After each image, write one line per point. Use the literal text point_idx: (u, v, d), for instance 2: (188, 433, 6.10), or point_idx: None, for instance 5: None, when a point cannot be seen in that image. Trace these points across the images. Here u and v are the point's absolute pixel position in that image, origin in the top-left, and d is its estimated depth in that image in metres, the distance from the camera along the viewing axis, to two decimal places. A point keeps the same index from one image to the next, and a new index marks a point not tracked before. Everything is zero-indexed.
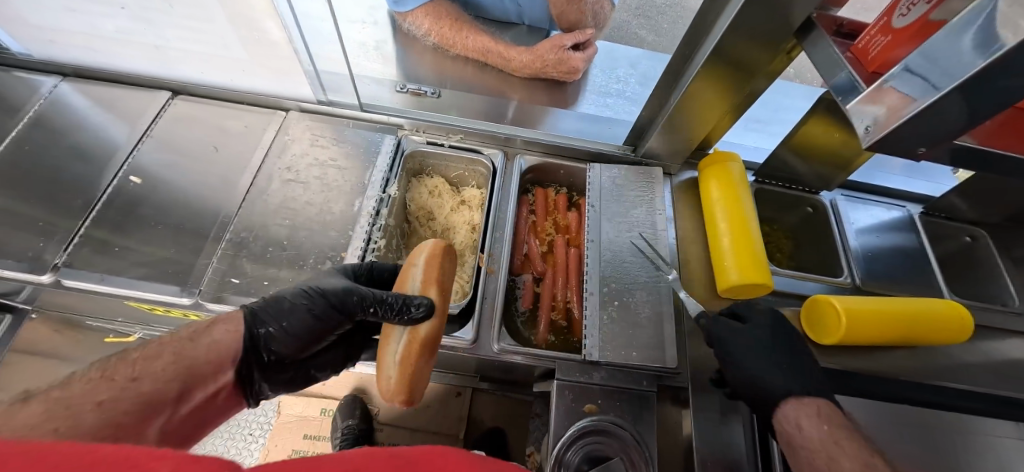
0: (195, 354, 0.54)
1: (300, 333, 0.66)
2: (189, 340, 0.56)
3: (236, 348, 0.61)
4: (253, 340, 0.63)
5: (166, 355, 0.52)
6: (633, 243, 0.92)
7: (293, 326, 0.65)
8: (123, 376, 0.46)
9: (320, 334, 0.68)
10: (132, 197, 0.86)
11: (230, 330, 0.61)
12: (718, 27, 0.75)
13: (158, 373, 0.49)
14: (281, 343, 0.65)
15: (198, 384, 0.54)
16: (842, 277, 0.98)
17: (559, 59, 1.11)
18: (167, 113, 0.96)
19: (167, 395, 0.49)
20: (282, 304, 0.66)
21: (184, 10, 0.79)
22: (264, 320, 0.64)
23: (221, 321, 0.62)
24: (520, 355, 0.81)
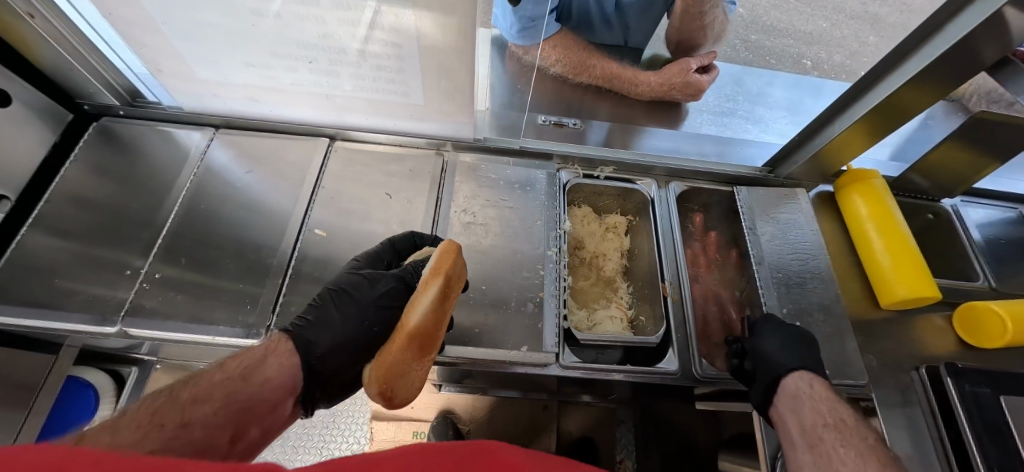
0: (242, 396, 0.58)
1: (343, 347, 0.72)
2: (242, 378, 0.60)
3: (286, 382, 0.65)
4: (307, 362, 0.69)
5: (217, 397, 0.56)
6: (799, 262, 0.96)
7: (336, 347, 0.71)
8: (172, 425, 0.50)
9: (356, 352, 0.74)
10: (322, 250, 0.86)
11: (282, 360, 0.67)
12: (902, 68, 0.79)
13: (205, 419, 0.53)
14: (331, 362, 0.71)
15: (253, 420, 0.60)
16: (978, 281, 1.06)
17: (687, 82, 1.14)
18: (330, 161, 0.96)
19: (217, 438, 0.54)
20: (327, 320, 0.73)
21: (372, 63, 0.80)
22: (310, 338, 0.71)
23: (272, 353, 0.67)
24: (720, 382, 0.85)
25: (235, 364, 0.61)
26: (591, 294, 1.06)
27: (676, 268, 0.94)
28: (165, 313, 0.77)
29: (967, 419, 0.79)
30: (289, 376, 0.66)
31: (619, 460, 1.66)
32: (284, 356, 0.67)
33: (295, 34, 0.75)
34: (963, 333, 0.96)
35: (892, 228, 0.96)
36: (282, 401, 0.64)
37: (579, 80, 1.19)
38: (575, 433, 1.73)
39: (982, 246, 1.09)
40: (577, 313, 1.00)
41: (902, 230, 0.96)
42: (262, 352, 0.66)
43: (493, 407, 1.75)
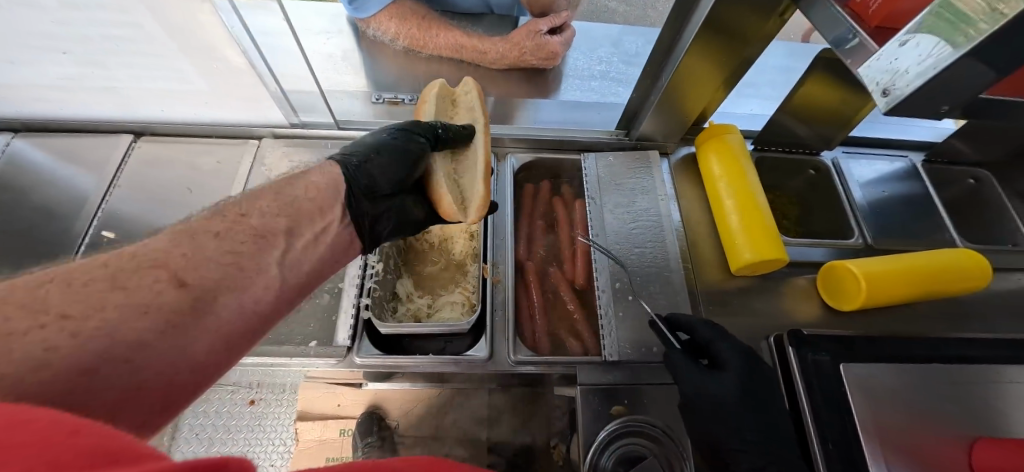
0: (297, 199, 0.58)
1: (388, 164, 0.68)
2: (288, 182, 0.59)
3: (332, 194, 0.61)
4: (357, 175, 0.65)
5: (267, 197, 0.56)
6: (640, 231, 0.88)
7: (386, 170, 0.67)
8: (233, 213, 0.52)
9: (405, 173, 0.70)
10: (112, 252, 0.81)
11: (325, 172, 0.63)
12: (702, 5, 0.70)
13: (263, 209, 0.54)
14: (378, 176, 0.67)
15: (306, 219, 0.57)
16: (854, 239, 0.97)
17: (537, 44, 1.05)
18: (133, 157, 0.91)
19: (273, 228, 0.53)
20: (368, 146, 0.69)
21: (133, 49, 0.74)
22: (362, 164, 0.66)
23: (319, 171, 0.63)
24: (538, 366, 0.78)
25: (276, 180, 0.60)
26: (441, 280, 0.98)
27: (504, 247, 0.89)
28: None
29: (804, 391, 0.72)
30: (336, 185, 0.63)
31: (553, 445, 1.40)
32: (332, 167, 0.64)
33: (31, 22, 0.69)
34: (826, 299, 0.88)
35: (742, 190, 0.87)
36: (334, 205, 0.61)
37: (428, 52, 1.12)
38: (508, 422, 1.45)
39: (863, 203, 1.00)
40: (414, 301, 0.93)
41: (748, 184, 0.88)
42: (307, 170, 0.63)
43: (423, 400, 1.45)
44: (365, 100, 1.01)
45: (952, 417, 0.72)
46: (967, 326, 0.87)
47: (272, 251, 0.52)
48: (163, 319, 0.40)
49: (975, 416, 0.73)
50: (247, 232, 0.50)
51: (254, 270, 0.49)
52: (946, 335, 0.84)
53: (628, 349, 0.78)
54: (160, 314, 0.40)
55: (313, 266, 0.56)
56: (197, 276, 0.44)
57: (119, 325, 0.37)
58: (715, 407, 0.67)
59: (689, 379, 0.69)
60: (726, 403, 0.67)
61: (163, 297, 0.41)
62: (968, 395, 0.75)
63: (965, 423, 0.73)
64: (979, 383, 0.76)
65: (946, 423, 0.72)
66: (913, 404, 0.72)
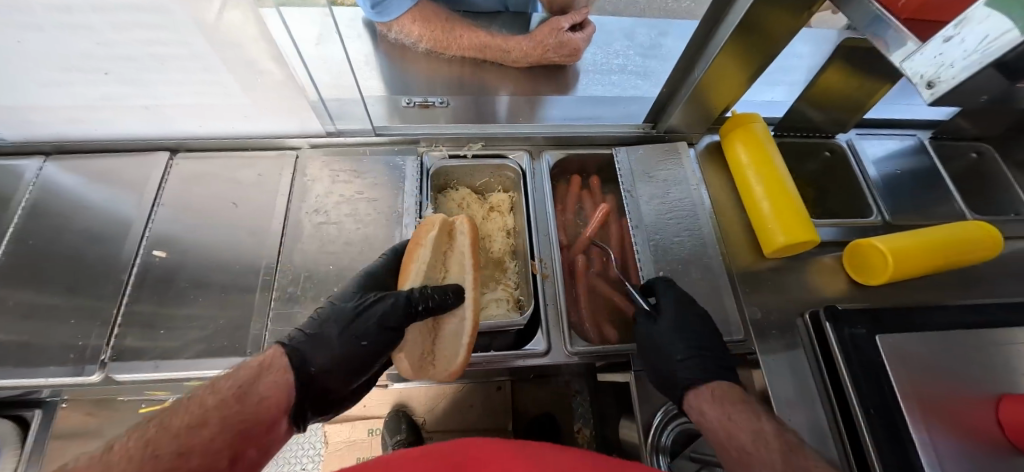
0: (247, 417, 0.49)
1: (342, 359, 0.64)
2: (239, 400, 0.50)
3: (284, 400, 0.56)
4: (303, 382, 0.60)
5: (213, 421, 0.46)
6: (678, 222, 0.92)
7: (336, 365, 0.63)
8: (171, 452, 0.42)
9: (363, 364, 0.66)
10: (165, 270, 0.82)
11: (275, 381, 0.56)
12: (738, 5, 0.72)
13: (207, 445, 0.44)
14: (330, 378, 0.63)
15: (254, 440, 0.50)
16: (872, 216, 1.02)
17: (560, 42, 1.07)
18: (172, 174, 0.91)
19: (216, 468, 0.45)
20: (327, 339, 0.64)
21: (176, 67, 0.74)
22: (307, 355, 0.62)
23: (265, 372, 0.57)
24: (594, 355, 0.82)
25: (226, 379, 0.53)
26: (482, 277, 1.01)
27: (548, 242, 0.92)
28: None
29: (845, 363, 0.77)
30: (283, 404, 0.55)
31: (577, 431, 1.46)
32: (281, 370, 0.58)
33: (74, 45, 0.68)
34: (854, 274, 0.93)
35: (770, 177, 0.91)
36: (280, 421, 0.55)
37: (451, 54, 1.13)
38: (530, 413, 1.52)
39: (878, 182, 1.06)
40: None
41: (775, 170, 0.92)
42: (252, 371, 0.56)
43: (444, 397, 1.53)
44: (395, 105, 1.02)
45: (977, 377, 0.79)
46: (980, 291, 0.94)
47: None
48: None
49: (997, 374, 0.80)
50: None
51: None
52: (964, 302, 0.91)
53: None
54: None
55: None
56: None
57: None
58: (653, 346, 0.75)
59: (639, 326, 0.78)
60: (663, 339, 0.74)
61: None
62: (990, 356, 0.82)
63: (989, 382, 0.79)
64: (998, 345, 0.83)
65: (973, 382, 0.78)
66: (945, 368, 0.78)
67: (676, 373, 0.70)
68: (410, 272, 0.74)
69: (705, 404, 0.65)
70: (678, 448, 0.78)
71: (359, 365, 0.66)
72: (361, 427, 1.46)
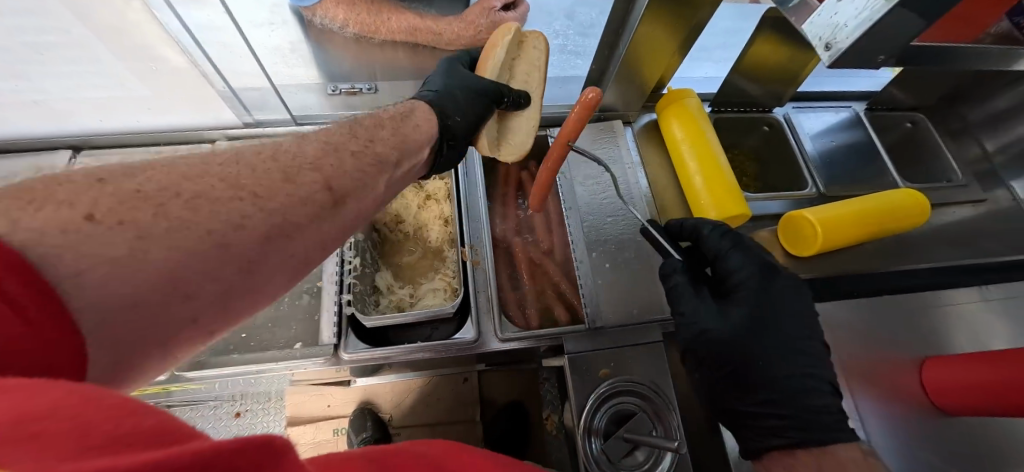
0: (407, 134, 0.63)
1: (471, 117, 0.72)
2: (399, 120, 0.64)
3: (434, 130, 0.68)
4: (445, 127, 0.69)
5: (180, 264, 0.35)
6: (610, 203, 0.91)
7: (466, 121, 0.72)
8: (362, 138, 0.57)
9: (480, 124, 0.74)
10: None
11: (428, 117, 0.68)
12: None
13: (386, 140, 0.58)
14: (460, 125, 0.71)
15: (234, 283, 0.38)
16: (808, 189, 1.02)
17: (492, 22, 1.04)
18: (75, 170, 0.79)
19: (389, 158, 0.58)
20: (454, 95, 0.73)
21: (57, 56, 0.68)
22: (444, 103, 0.71)
23: (416, 108, 0.69)
24: (526, 341, 0.80)
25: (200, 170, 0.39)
26: (420, 268, 0.99)
27: (480, 228, 0.89)
28: None
29: None
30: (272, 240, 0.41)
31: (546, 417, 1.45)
32: (426, 112, 0.69)
33: None
34: (788, 247, 0.93)
35: (704, 154, 0.90)
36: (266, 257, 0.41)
37: (381, 38, 1.08)
38: (499, 402, 1.49)
39: (814, 155, 1.06)
40: (396, 292, 0.93)
41: (709, 145, 0.91)
42: (404, 107, 0.68)
43: (410, 392, 1.44)
44: (321, 92, 0.97)
45: (900, 341, 0.80)
46: (912, 258, 0.95)
47: (385, 177, 0.56)
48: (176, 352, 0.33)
49: (920, 338, 0.81)
50: (373, 158, 0.55)
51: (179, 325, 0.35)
52: (893, 269, 0.92)
53: (608, 313, 0.82)
54: (309, 215, 0.44)
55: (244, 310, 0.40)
56: (340, 184, 0.49)
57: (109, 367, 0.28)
58: (725, 345, 0.66)
59: (703, 312, 0.68)
60: (736, 340, 0.65)
61: (312, 201, 0.45)
62: (914, 320, 0.83)
63: (912, 346, 0.81)
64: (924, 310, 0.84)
65: (898, 348, 0.80)
66: (868, 335, 0.80)
67: (741, 406, 0.65)
68: (489, 63, 0.81)
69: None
70: (613, 430, 0.77)
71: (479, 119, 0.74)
72: (325, 428, 1.35)
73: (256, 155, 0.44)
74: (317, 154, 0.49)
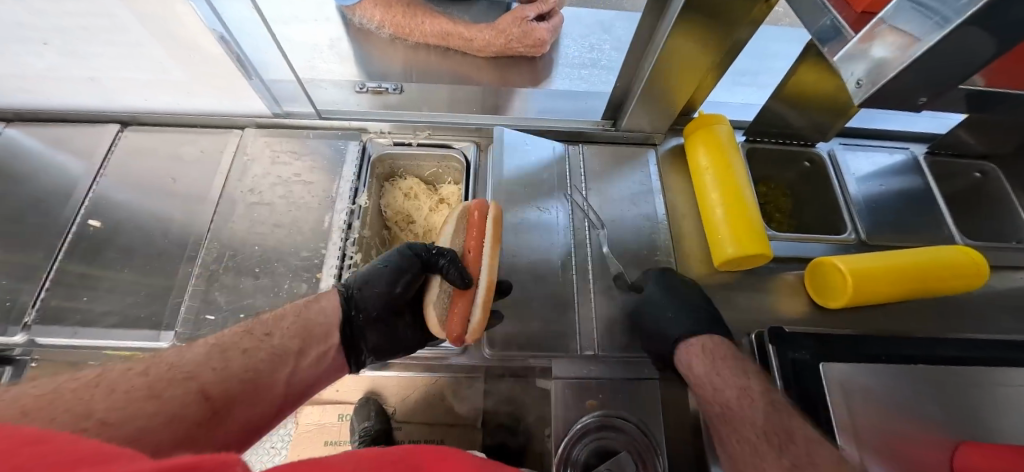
0: (310, 319, 0.67)
1: (377, 290, 0.71)
2: (303, 311, 0.68)
3: (334, 317, 0.69)
4: (347, 305, 0.70)
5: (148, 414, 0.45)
6: (620, 227, 0.88)
7: (371, 293, 0.71)
8: (259, 333, 0.62)
9: (390, 289, 0.71)
10: (97, 240, 0.83)
11: (331, 301, 0.72)
12: None
13: (284, 330, 0.63)
14: (365, 303, 0.71)
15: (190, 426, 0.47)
16: (847, 234, 0.93)
17: (524, 32, 1.03)
18: (120, 146, 0.92)
19: (289, 348, 0.62)
20: (365, 277, 0.73)
21: (109, 41, 0.74)
22: (352, 288, 0.72)
23: (324, 293, 0.73)
24: (514, 359, 0.78)
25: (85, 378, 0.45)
26: None
27: None
28: None
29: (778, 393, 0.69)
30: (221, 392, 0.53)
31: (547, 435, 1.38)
32: (329, 299, 0.71)
33: None
34: (815, 297, 0.85)
35: (728, 181, 0.85)
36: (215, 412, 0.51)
37: (414, 40, 1.10)
38: (504, 409, 1.39)
39: (859, 197, 0.96)
40: None
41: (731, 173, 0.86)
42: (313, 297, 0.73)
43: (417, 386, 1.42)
44: (350, 90, 1.00)
45: (934, 418, 0.71)
46: (959, 326, 0.84)
47: (285, 369, 0.61)
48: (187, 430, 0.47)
49: (961, 418, 0.71)
50: (268, 354, 0.60)
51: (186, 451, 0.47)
52: (937, 335, 0.81)
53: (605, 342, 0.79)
54: (185, 426, 0.47)
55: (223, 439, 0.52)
56: (219, 392, 0.52)
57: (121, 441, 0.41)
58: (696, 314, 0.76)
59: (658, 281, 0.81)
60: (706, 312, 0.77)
61: (190, 409, 0.48)
62: (955, 396, 0.73)
63: (949, 427, 0.71)
64: (969, 387, 0.74)
65: (930, 425, 0.70)
66: (895, 406, 0.71)
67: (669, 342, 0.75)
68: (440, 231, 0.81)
69: (695, 357, 0.70)
70: (593, 464, 0.72)
71: (391, 294, 0.72)
72: (331, 411, 1.39)
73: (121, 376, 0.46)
74: (200, 357, 0.54)
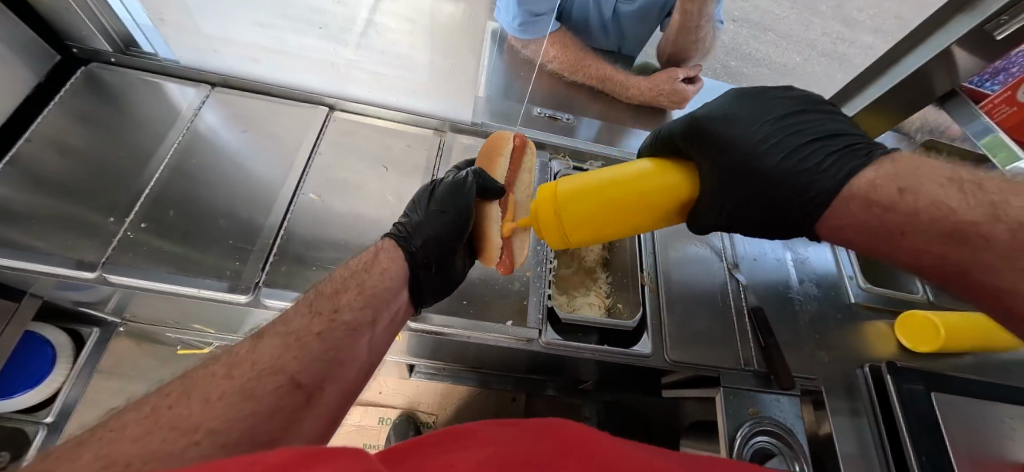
0: (370, 287, 0.66)
1: (438, 234, 0.75)
2: (365, 272, 0.68)
3: (402, 272, 0.72)
4: (411, 256, 0.73)
5: (253, 413, 0.44)
6: (756, 265, 1.07)
7: (432, 241, 0.75)
8: (325, 311, 0.60)
9: (446, 232, 0.76)
10: (314, 213, 0.88)
11: (392, 256, 0.73)
12: (878, 85, 0.88)
13: (349, 306, 0.62)
14: (428, 248, 0.74)
15: (292, 418, 0.49)
16: (918, 293, 1.15)
17: (674, 89, 1.24)
18: (329, 129, 0.97)
19: (360, 321, 0.62)
20: (421, 226, 0.76)
21: (383, 37, 0.84)
22: (411, 236, 0.75)
23: (381, 251, 0.74)
24: (688, 367, 0.90)
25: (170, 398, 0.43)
26: (573, 282, 1.09)
27: (651, 259, 1.02)
28: (152, 259, 0.77)
29: (905, 414, 0.86)
30: (309, 386, 0.52)
31: None
32: (391, 254, 0.74)
33: None
34: (905, 338, 1.04)
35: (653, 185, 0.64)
36: (307, 395, 0.51)
37: (575, 79, 1.25)
38: None
39: None
40: (559, 297, 1.03)
41: (591, 182, 0.64)
42: (373, 252, 0.74)
43: (459, 396, 1.55)
44: (530, 111, 1.12)
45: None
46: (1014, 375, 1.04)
47: (360, 341, 0.61)
48: (289, 414, 0.48)
49: None
50: (339, 332, 0.58)
51: (294, 427, 0.49)
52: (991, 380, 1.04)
53: (758, 359, 0.93)
54: (280, 415, 0.47)
55: (319, 424, 0.54)
56: (304, 378, 0.52)
57: (240, 425, 0.43)
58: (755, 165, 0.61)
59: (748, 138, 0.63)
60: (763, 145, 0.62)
61: (280, 400, 0.48)
62: None
63: None
64: None
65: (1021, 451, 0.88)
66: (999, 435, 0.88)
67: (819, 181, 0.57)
68: (495, 170, 0.84)
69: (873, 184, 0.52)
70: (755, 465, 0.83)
71: (447, 238, 0.76)
72: (372, 414, 1.50)
73: (211, 380, 0.46)
74: (280, 350, 0.52)
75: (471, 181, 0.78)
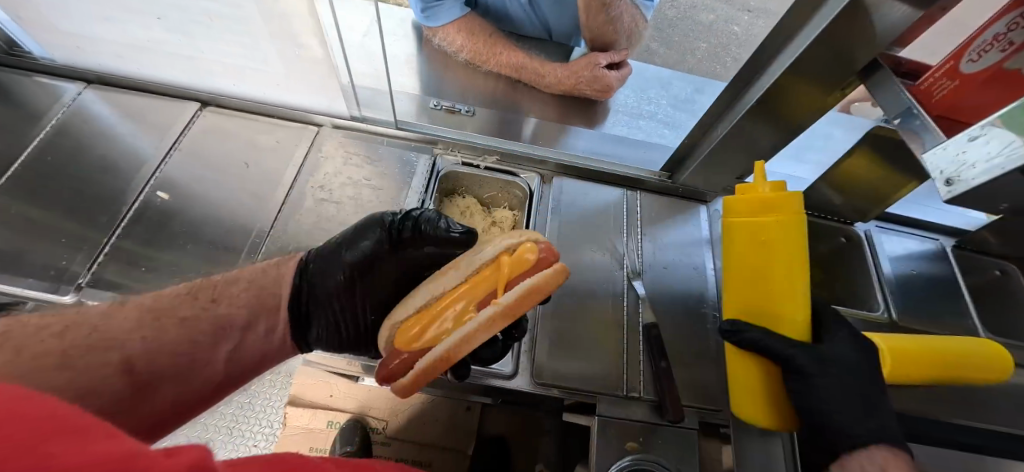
0: (265, 287, 0.66)
1: (339, 268, 0.68)
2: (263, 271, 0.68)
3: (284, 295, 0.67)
4: (302, 275, 0.69)
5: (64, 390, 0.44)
6: (666, 277, 0.91)
7: (326, 270, 0.68)
8: (204, 299, 0.60)
9: (356, 273, 0.68)
10: (163, 211, 0.84)
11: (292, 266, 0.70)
12: (779, 63, 0.71)
13: (233, 299, 0.62)
14: (320, 279, 0.68)
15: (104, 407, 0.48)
16: (878, 312, 0.97)
17: (594, 76, 1.09)
18: (196, 126, 0.93)
19: (234, 322, 0.60)
20: (332, 256, 0.69)
21: (226, 25, 0.80)
22: (321, 261, 0.70)
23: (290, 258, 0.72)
24: (558, 392, 0.77)
25: None
26: None
27: None
28: None
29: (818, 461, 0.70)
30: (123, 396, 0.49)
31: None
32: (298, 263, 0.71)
33: None
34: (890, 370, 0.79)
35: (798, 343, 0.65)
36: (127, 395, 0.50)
37: (488, 68, 1.14)
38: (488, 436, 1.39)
39: (891, 277, 1.01)
40: None
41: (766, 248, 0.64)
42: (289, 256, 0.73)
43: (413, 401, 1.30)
44: (424, 103, 1.03)
45: None
46: (977, 414, 0.86)
47: (225, 345, 0.59)
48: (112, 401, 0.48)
49: None
50: (208, 325, 0.58)
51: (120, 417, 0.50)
52: (958, 421, 0.85)
53: (648, 385, 0.80)
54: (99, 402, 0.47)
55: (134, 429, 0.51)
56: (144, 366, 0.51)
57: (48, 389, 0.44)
58: None
59: None
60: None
61: (107, 382, 0.48)
62: None
63: None
64: None
65: None
66: None
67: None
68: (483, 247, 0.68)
69: None
70: None
71: (346, 280, 0.68)
72: (320, 417, 1.24)
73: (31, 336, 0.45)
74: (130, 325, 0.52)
75: (409, 221, 0.68)
